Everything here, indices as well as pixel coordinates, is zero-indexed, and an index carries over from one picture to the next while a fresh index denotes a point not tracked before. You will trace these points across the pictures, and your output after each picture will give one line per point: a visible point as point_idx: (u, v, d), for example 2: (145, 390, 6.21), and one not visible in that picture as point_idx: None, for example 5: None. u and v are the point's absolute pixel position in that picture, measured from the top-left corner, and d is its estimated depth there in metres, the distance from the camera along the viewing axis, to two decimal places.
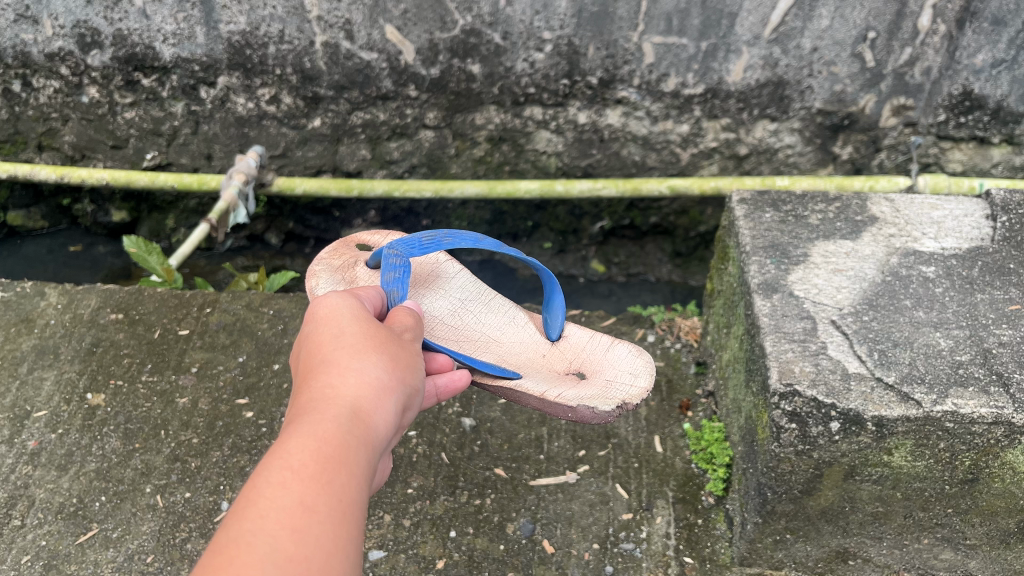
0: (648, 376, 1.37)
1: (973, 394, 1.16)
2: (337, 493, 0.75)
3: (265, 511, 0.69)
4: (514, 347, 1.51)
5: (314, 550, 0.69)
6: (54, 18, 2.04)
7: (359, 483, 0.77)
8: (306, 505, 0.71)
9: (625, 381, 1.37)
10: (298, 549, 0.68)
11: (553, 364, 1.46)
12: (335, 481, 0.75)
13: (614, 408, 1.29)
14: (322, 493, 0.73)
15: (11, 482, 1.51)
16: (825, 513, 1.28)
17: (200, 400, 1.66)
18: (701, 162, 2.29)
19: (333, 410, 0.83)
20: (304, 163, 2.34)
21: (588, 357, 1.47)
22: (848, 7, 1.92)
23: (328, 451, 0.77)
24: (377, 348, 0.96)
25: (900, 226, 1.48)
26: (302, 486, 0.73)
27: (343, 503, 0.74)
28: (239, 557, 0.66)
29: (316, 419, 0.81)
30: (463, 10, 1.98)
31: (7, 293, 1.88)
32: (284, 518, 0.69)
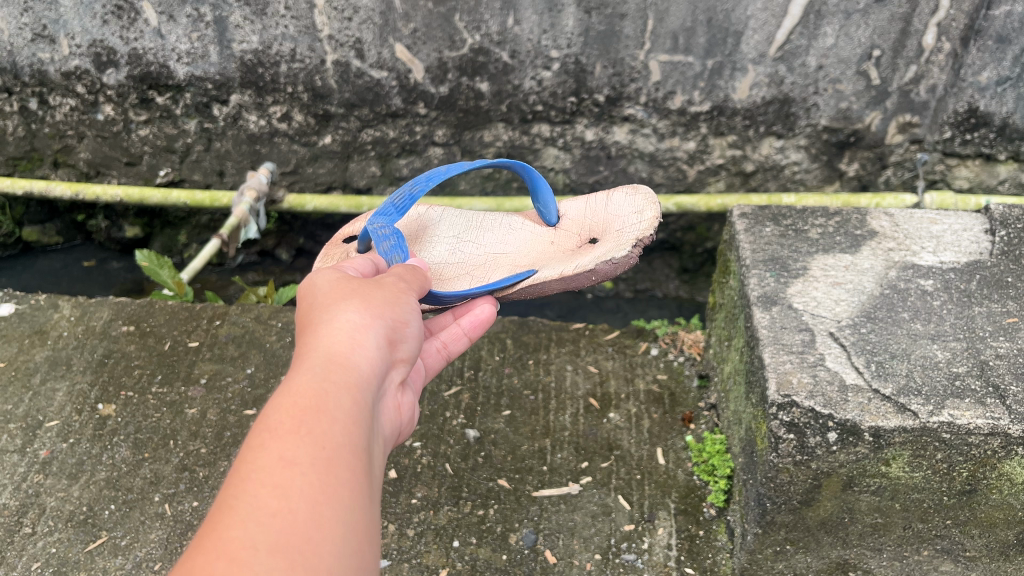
0: (654, 206, 1.41)
1: (969, 405, 1.17)
2: (317, 436, 0.72)
3: (245, 474, 0.68)
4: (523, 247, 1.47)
5: (297, 496, 0.66)
6: (71, 37, 2.08)
7: (342, 417, 0.76)
8: (283, 458, 0.68)
9: (632, 219, 1.39)
10: (286, 491, 0.67)
11: (562, 244, 1.46)
12: (315, 426, 0.73)
13: (631, 249, 1.30)
14: (299, 437, 0.71)
15: (23, 490, 1.53)
16: (825, 524, 1.29)
17: (209, 411, 1.69)
18: (707, 179, 2.32)
19: (308, 366, 0.80)
20: (315, 179, 2.38)
21: (595, 224, 1.47)
22: (853, 25, 1.94)
23: (304, 402, 0.75)
24: (350, 301, 0.92)
25: (900, 240, 1.50)
26: (280, 440, 0.70)
27: (325, 444, 0.72)
28: (224, 515, 0.65)
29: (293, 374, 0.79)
30: (472, 29, 2.02)
31: (22, 306, 1.92)
32: (261, 476, 0.67)
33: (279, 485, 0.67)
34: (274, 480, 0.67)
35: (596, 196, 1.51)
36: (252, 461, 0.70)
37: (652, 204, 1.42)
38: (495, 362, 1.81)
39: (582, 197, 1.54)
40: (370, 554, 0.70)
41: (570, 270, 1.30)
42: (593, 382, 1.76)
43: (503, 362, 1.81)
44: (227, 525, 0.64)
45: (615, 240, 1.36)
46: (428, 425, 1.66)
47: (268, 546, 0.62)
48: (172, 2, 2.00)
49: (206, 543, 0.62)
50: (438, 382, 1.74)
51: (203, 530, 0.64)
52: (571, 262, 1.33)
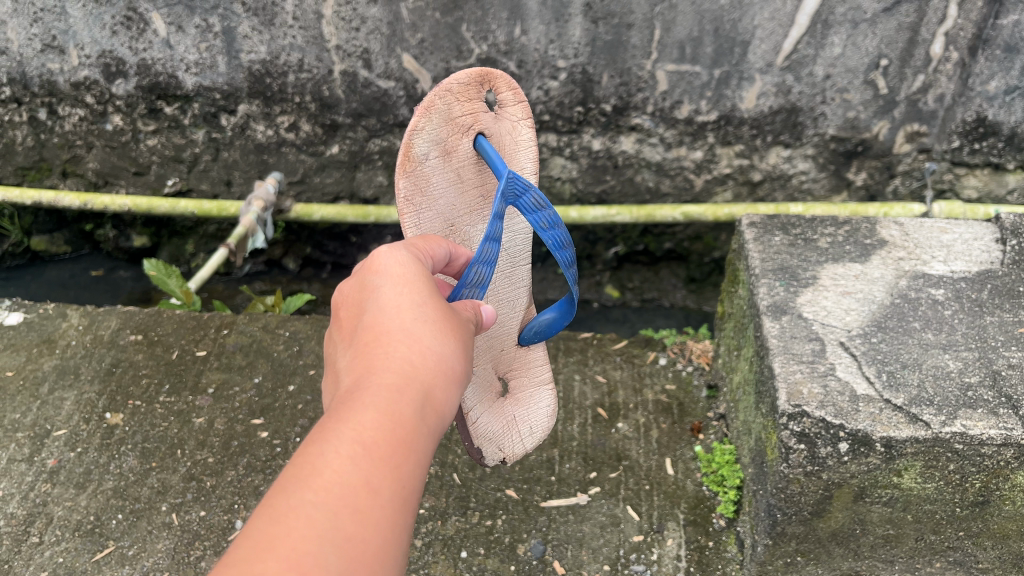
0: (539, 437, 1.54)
1: (982, 415, 1.16)
2: (401, 477, 0.74)
3: (331, 487, 0.69)
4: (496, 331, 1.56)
5: (370, 537, 0.69)
6: (80, 48, 2.09)
7: (422, 471, 0.78)
8: (370, 487, 0.71)
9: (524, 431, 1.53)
10: (358, 532, 0.69)
11: (500, 361, 1.56)
12: (403, 467, 0.75)
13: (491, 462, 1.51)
14: (386, 478, 0.73)
15: (31, 499, 1.53)
16: (836, 535, 1.28)
17: (216, 420, 1.68)
18: (715, 189, 2.31)
19: (412, 391, 0.81)
20: (322, 189, 2.39)
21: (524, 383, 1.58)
22: (860, 35, 1.94)
23: (401, 437, 0.76)
24: (454, 338, 0.93)
25: (910, 249, 1.49)
26: (371, 467, 0.72)
27: (405, 489, 0.74)
28: (297, 523, 0.66)
29: (393, 394, 0.80)
30: (479, 39, 2.02)
31: (30, 315, 1.92)
32: (346, 499, 0.69)
33: (360, 518, 0.69)
34: (357, 510, 0.69)
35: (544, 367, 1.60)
36: (339, 471, 0.71)
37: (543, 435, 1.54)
38: None
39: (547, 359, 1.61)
40: None
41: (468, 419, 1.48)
42: (600, 392, 1.75)
43: None
44: (298, 538, 0.66)
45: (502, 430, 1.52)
46: None
47: None
48: (180, 13, 2.01)
49: (277, 543, 0.65)
50: None
51: (277, 525, 0.66)
52: (476, 406, 1.50)
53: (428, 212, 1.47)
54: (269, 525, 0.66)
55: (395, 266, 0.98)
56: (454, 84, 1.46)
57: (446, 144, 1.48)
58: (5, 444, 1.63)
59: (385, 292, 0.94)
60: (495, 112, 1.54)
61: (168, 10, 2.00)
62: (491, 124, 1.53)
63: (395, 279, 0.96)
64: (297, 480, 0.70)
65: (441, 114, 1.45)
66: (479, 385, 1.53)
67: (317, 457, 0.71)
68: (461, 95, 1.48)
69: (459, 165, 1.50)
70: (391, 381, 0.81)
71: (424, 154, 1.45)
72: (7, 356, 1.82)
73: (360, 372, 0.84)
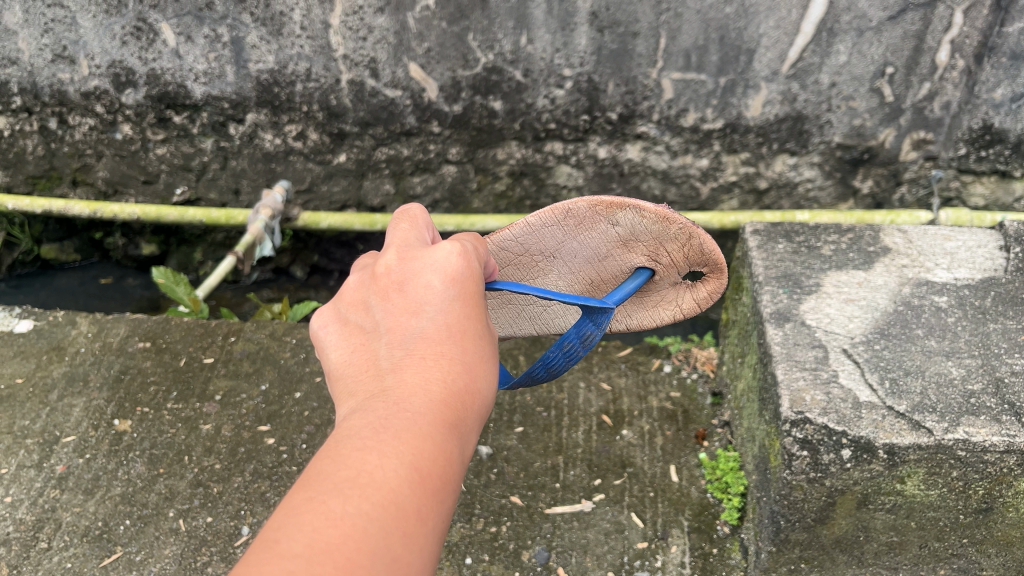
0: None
1: (984, 422, 1.16)
2: (441, 508, 0.77)
3: (386, 504, 0.72)
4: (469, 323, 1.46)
5: (413, 561, 0.72)
6: (91, 58, 2.12)
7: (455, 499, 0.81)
8: (421, 518, 0.74)
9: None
10: (404, 555, 0.71)
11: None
12: (444, 500, 0.78)
13: None
14: (431, 504, 0.76)
15: (40, 505, 1.55)
16: (840, 542, 1.28)
17: (223, 427, 1.70)
18: (720, 197, 2.32)
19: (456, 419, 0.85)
20: (329, 197, 2.41)
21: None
22: (866, 43, 1.95)
23: (448, 465, 0.80)
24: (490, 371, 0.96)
25: (913, 257, 1.49)
26: (423, 498, 0.75)
27: (442, 519, 0.78)
28: (355, 535, 0.68)
29: (444, 426, 0.82)
30: (485, 48, 2.04)
31: (40, 322, 1.94)
32: (398, 522, 0.72)
33: (408, 544, 0.72)
34: (406, 535, 0.72)
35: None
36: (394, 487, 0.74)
37: None
38: None
39: None
40: None
41: None
42: (605, 399, 1.75)
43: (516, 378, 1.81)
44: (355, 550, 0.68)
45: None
46: None
47: None
48: (190, 23, 2.03)
49: (336, 549, 0.67)
50: None
51: (337, 533, 0.68)
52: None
53: (556, 232, 1.31)
54: (328, 530, 0.68)
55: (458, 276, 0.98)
56: (701, 242, 1.28)
57: (635, 239, 1.31)
58: (15, 450, 1.64)
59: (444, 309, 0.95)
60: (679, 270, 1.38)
61: (177, 20, 2.03)
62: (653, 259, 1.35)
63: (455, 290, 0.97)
64: (356, 490, 0.72)
65: (662, 234, 1.28)
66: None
67: (375, 471, 0.74)
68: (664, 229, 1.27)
69: (614, 258, 1.35)
70: (442, 411, 0.84)
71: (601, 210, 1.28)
72: (17, 363, 1.83)
73: (413, 384, 0.86)
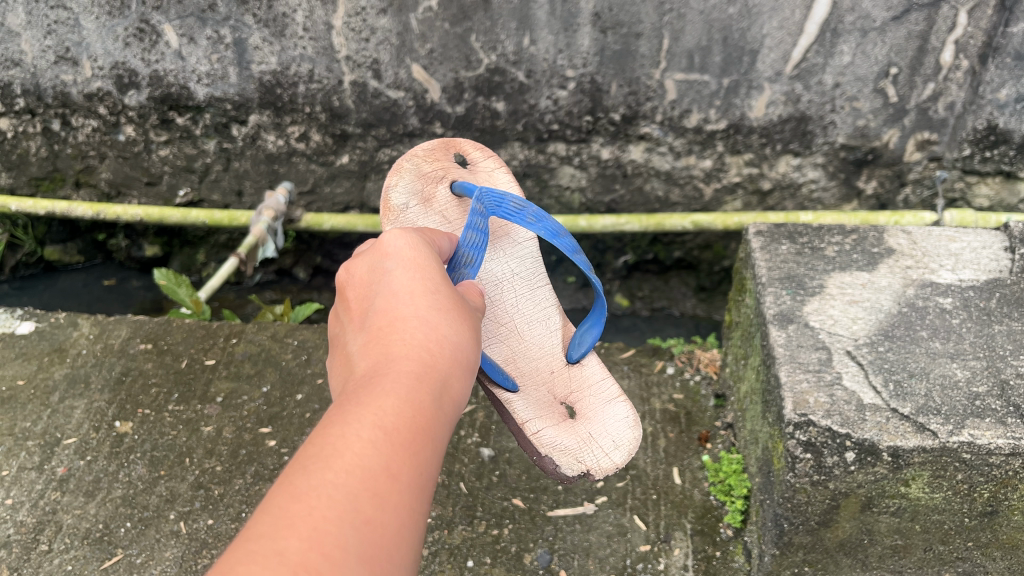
0: (627, 450, 1.44)
1: (990, 425, 1.15)
2: (417, 464, 0.75)
3: (350, 468, 0.69)
4: (534, 348, 1.63)
5: (391, 521, 0.69)
6: (93, 60, 2.12)
7: (438, 454, 0.78)
8: (390, 474, 0.71)
9: (603, 446, 1.45)
10: (379, 515, 0.68)
11: (556, 385, 1.57)
12: (418, 455, 0.75)
13: (575, 472, 1.40)
14: (405, 460, 0.73)
15: (41, 507, 1.54)
16: (843, 545, 1.27)
17: (224, 429, 1.69)
18: (724, 198, 2.31)
19: (427, 376, 0.83)
20: (332, 199, 2.41)
21: (588, 399, 1.56)
22: (870, 43, 1.94)
23: (418, 418, 0.77)
24: (464, 325, 0.95)
25: (918, 258, 1.48)
26: (389, 455, 0.73)
27: (422, 477, 0.75)
28: (319, 506, 0.66)
29: (408, 381, 0.81)
30: (488, 49, 2.03)
31: (42, 324, 1.94)
32: (368, 484, 0.69)
33: (378, 500, 0.69)
34: (378, 494, 0.69)
35: (610, 384, 1.57)
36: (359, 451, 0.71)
37: (630, 446, 1.46)
38: None
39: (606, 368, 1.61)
40: None
41: (530, 427, 1.43)
42: None
43: None
44: (321, 518, 0.65)
45: (576, 445, 1.44)
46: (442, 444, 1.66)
47: (359, 559, 0.65)
48: (192, 25, 2.03)
49: (299, 520, 0.64)
50: None
51: (297, 502, 0.66)
52: (537, 419, 1.46)
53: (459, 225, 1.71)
54: (288, 502, 0.66)
55: (394, 249, 1.02)
56: (421, 148, 1.79)
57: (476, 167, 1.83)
58: (16, 452, 1.64)
59: (389, 281, 0.97)
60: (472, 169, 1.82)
61: (180, 22, 2.02)
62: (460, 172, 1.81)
63: (401, 263, 1.00)
64: (319, 462, 0.70)
65: (413, 168, 1.76)
66: (535, 399, 1.51)
67: (337, 441, 0.72)
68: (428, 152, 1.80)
69: None
70: (408, 370, 0.82)
71: (403, 205, 1.70)
72: (19, 365, 1.83)
73: (378, 356, 0.85)
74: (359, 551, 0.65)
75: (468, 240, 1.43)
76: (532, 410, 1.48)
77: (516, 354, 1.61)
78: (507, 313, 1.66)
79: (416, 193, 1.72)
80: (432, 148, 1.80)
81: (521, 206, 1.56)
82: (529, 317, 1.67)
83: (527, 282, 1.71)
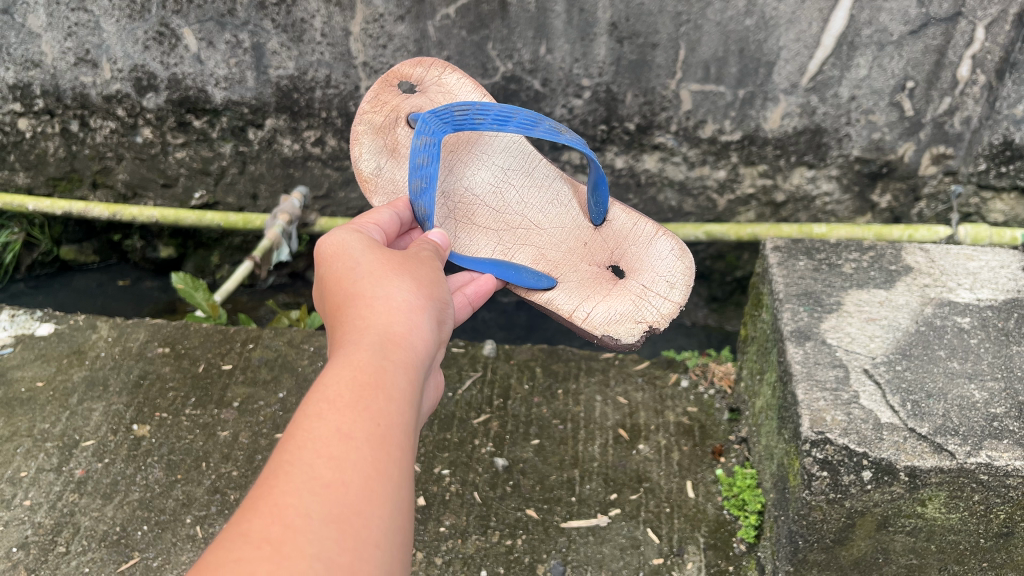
0: (683, 287, 1.55)
1: (1008, 446, 1.15)
2: (373, 415, 0.79)
3: (303, 443, 0.74)
4: (557, 232, 1.67)
5: (353, 475, 0.73)
6: (113, 62, 2.14)
7: (399, 402, 0.83)
8: (342, 435, 0.76)
9: (660, 293, 1.55)
10: (339, 474, 0.73)
11: (595, 255, 1.64)
12: (373, 406, 0.80)
13: (638, 336, 1.50)
14: (356, 417, 0.78)
15: (59, 509, 1.56)
16: (858, 563, 1.27)
17: (240, 434, 1.70)
18: (737, 209, 2.31)
19: (366, 342, 0.88)
20: (347, 204, 2.42)
21: (633, 250, 1.63)
22: (887, 57, 1.94)
23: (364, 378, 0.83)
24: (402, 281, 1.01)
25: (936, 276, 1.48)
26: (339, 416, 0.78)
27: (381, 424, 0.79)
28: (277, 484, 0.71)
29: (347, 354, 0.87)
30: (504, 58, 2.04)
31: (61, 326, 1.95)
32: (321, 449, 0.74)
33: (336, 459, 0.73)
34: (334, 455, 0.74)
35: (644, 223, 1.64)
36: (310, 429, 0.77)
37: (686, 283, 1.56)
38: (524, 391, 1.81)
39: (633, 213, 1.67)
40: (410, 529, 0.77)
41: (580, 317, 1.54)
42: (621, 413, 1.75)
43: (532, 390, 1.81)
44: (280, 494, 0.70)
45: (634, 306, 1.54)
46: (456, 453, 1.66)
47: (323, 517, 0.69)
48: (212, 29, 2.04)
49: (261, 502, 0.69)
50: (467, 410, 1.75)
51: (259, 489, 0.71)
52: (584, 303, 1.56)
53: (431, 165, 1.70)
54: (256, 493, 0.71)
55: (322, 252, 1.10)
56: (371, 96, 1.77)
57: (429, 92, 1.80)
58: (34, 454, 1.65)
59: (326, 280, 1.05)
60: (421, 88, 1.81)
61: (199, 26, 2.04)
62: (412, 101, 1.78)
63: (328, 262, 1.08)
64: (277, 452, 0.75)
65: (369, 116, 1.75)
66: (577, 283, 1.60)
67: (291, 426, 0.77)
68: (374, 102, 1.76)
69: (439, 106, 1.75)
70: (347, 347, 0.88)
71: (375, 170, 1.71)
72: (38, 366, 1.85)
73: (330, 348, 0.92)
74: (322, 512, 0.69)
75: (415, 190, 1.49)
76: (576, 295, 1.58)
77: (544, 249, 1.64)
78: (518, 215, 1.68)
79: (381, 149, 1.72)
80: (375, 92, 1.78)
81: (465, 111, 1.56)
82: (540, 206, 1.69)
83: (520, 171, 1.73)
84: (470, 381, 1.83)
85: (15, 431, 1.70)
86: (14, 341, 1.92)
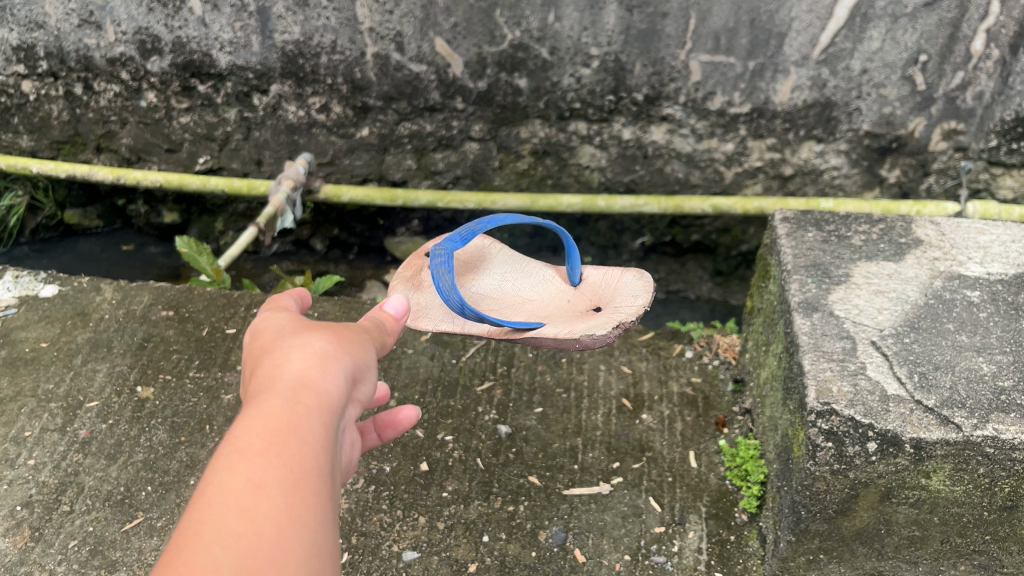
0: (644, 297, 1.40)
1: (1015, 420, 1.14)
2: (286, 409, 0.69)
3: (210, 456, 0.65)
4: (545, 301, 1.49)
5: (261, 475, 0.63)
6: (116, 24, 2.11)
7: (320, 396, 0.72)
8: (249, 436, 0.66)
9: (625, 305, 1.39)
10: (250, 480, 0.62)
11: (577, 306, 1.46)
12: (284, 401, 0.70)
13: (612, 330, 1.27)
14: (263, 414, 0.68)
15: (63, 468, 1.56)
16: (860, 534, 1.27)
17: (244, 397, 1.71)
18: (745, 182, 2.29)
19: (276, 344, 0.79)
20: (351, 171, 2.40)
21: (602, 293, 1.48)
22: (900, 29, 1.91)
23: (273, 376, 0.73)
24: None
25: (946, 249, 1.47)
26: (248, 419, 0.68)
27: (296, 418, 0.69)
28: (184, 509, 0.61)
29: (245, 408, 0.70)
30: (512, 26, 2.01)
31: (65, 288, 1.95)
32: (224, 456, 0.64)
33: (243, 463, 0.63)
34: (240, 456, 0.64)
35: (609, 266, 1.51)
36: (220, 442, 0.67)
37: (649, 292, 1.42)
38: (528, 359, 1.81)
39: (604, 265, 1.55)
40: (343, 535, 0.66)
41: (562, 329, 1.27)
42: (625, 382, 1.75)
43: (536, 358, 1.81)
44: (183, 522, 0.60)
45: (605, 319, 1.32)
46: (460, 419, 1.67)
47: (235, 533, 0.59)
48: None
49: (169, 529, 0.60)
50: (470, 377, 1.76)
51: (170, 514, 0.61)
52: (570, 326, 1.30)
53: None
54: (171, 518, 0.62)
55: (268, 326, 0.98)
56: None
57: None
58: (39, 413, 1.66)
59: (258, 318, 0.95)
60: None
61: None
62: None
63: None
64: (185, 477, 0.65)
65: None
66: (562, 318, 1.37)
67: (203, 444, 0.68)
68: None
69: None
70: (260, 351, 0.79)
71: None
72: (42, 327, 1.85)
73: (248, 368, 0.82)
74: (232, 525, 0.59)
75: None
76: (563, 325, 1.32)
77: (534, 309, 1.44)
78: (512, 294, 1.51)
79: None
80: None
81: None
82: (528, 284, 1.54)
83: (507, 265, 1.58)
84: (474, 349, 1.83)
85: (19, 391, 1.70)
86: (19, 303, 1.91)
